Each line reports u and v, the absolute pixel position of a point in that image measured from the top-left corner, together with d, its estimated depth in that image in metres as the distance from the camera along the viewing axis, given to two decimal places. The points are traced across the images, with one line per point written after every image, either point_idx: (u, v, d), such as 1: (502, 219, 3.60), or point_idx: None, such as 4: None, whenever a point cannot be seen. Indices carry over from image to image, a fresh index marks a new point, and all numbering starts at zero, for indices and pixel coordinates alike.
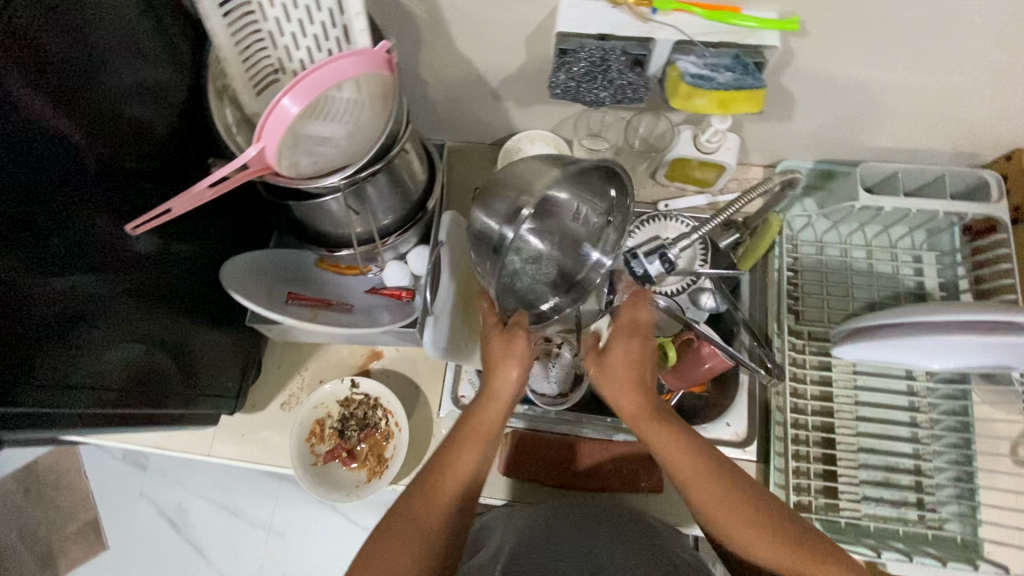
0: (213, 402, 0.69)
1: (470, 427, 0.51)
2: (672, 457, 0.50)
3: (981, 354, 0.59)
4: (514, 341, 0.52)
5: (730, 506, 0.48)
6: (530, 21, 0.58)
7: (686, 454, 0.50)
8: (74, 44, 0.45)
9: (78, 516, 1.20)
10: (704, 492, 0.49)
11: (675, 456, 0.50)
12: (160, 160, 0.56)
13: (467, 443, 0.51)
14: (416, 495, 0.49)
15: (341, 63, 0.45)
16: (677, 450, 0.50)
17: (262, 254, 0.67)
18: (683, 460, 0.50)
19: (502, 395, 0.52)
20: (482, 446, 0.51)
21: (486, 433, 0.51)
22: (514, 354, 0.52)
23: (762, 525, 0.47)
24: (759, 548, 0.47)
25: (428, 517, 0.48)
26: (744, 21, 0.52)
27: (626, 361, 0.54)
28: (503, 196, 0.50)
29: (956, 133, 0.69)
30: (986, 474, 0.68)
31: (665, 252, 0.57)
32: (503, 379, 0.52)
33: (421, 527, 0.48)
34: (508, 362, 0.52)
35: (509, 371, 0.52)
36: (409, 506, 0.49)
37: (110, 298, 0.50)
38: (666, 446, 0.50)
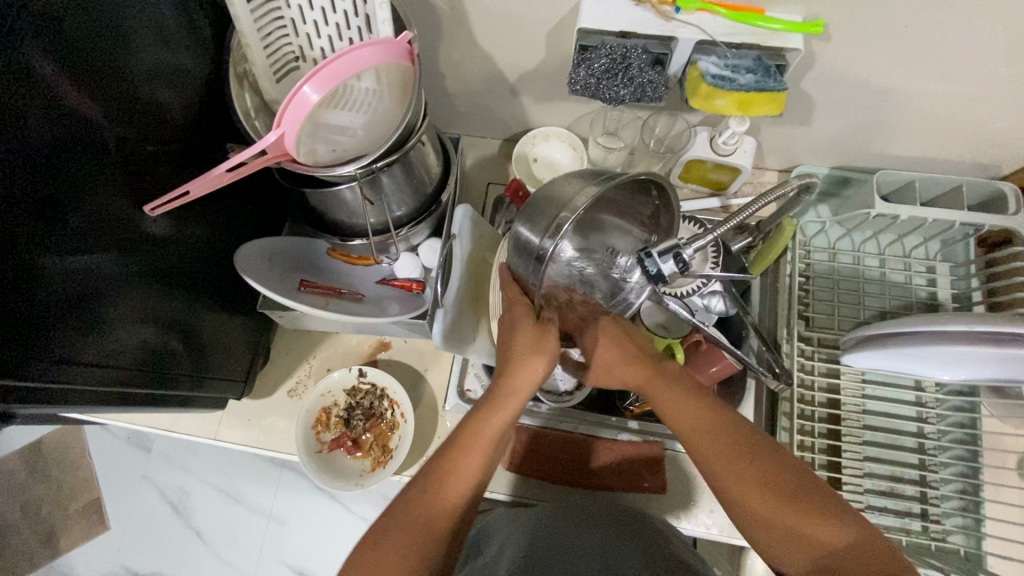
0: (221, 386, 0.69)
1: (477, 426, 0.51)
2: (678, 419, 0.49)
3: (994, 366, 0.59)
4: (546, 337, 0.53)
5: (739, 465, 0.45)
6: (551, 17, 0.58)
7: (693, 409, 0.49)
8: (97, 24, 0.45)
9: (81, 495, 1.21)
10: (713, 448, 0.47)
11: (681, 416, 0.49)
12: (179, 143, 0.56)
13: (470, 449, 0.50)
14: (417, 496, 0.48)
15: (363, 52, 0.45)
16: (683, 410, 0.49)
17: (276, 240, 0.67)
18: (692, 418, 0.49)
19: (520, 391, 0.53)
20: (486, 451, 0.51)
21: (492, 437, 0.51)
22: (540, 349, 0.53)
23: (771, 485, 0.44)
24: (768, 512, 0.43)
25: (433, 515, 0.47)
26: (769, 23, 0.52)
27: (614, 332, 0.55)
28: (544, 211, 0.49)
29: (975, 143, 0.68)
30: (992, 488, 0.68)
31: (681, 252, 0.49)
32: (521, 372, 0.52)
33: (422, 527, 0.46)
34: (533, 355, 0.52)
35: (532, 366, 0.52)
36: (412, 508, 0.47)
37: (123, 279, 0.51)
38: (671, 406, 0.50)
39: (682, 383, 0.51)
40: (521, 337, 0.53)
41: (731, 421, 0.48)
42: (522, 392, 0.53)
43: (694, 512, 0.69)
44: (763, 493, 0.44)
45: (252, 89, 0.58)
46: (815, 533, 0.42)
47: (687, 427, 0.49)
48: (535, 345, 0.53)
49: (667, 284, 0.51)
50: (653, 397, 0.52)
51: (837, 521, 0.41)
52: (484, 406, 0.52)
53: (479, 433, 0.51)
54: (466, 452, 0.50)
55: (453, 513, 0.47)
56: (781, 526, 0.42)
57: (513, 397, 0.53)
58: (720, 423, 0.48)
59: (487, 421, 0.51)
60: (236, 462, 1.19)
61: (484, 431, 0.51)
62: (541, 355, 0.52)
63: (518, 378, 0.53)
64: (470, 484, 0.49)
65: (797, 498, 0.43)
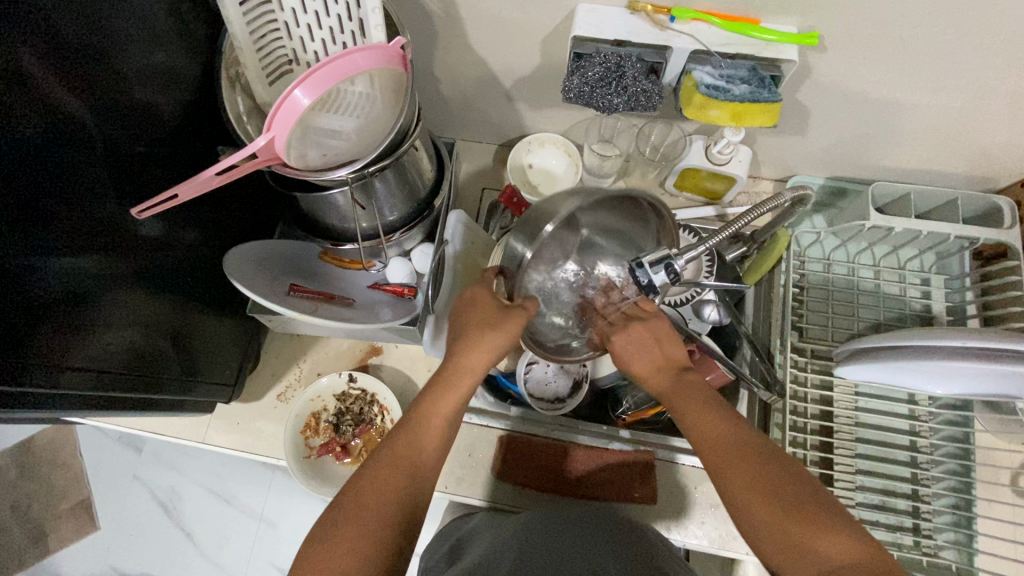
0: (209, 389, 0.69)
1: (432, 407, 0.51)
2: (697, 429, 0.48)
3: (988, 381, 0.58)
4: (504, 319, 0.51)
5: (750, 480, 0.44)
6: (546, 24, 0.58)
7: (710, 415, 0.49)
8: (87, 22, 0.44)
9: (71, 494, 1.20)
10: (723, 454, 0.46)
11: (700, 427, 0.48)
12: (169, 146, 0.56)
13: (424, 432, 0.50)
14: (372, 481, 0.47)
15: (354, 56, 0.44)
16: (706, 421, 0.48)
17: (264, 244, 0.66)
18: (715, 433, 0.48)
19: (475, 369, 0.52)
20: (440, 433, 0.51)
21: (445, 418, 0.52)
22: (498, 327, 0.51)
23: (776, 497, 0.43)
24: (780, 521, 0.42)
25: (387, 495, 0.47)
26: (764, 34, 0.52)
27: (642, 335, 0.53)
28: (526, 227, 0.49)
29: (971, 156, 0.68)
30: (985, 503, 0.68)
31: (672, 263, 0.48)
32: (478, 352, 0.52)
33: (380, 509, 0.46)
34: (488, 333, 0.51)
35: (492, 342, 0.51)
36: (369, 494, 0.46)
37: (110, 280, 0.50)
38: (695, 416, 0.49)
39: (700, 391, 0.51)
40: (471, 316, 0.52)
41: (743, 432, 0.47)
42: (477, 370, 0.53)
43: (683, 523, 0.69)
44: (770, 508, 0.43)
45: (245, 92, 0.58)
46: (818, 550, 0.41)
47: (706, 439, 0.48)
48: (493, 321, 0.52)
49: (657, 293, 0.51)
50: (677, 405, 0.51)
51: (840, 534, 0.41)
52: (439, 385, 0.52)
53: (436, 411, 0.51)
54: (422, 432, 0.50)
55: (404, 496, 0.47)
56: (787, 541, 0.42)
57: (469, 376, 0.53)
58: (739, 436, 0.47)
59: (441, 401, 0.52)
60: (228, 464, 1.18)
61: (439, 410, 0.51)
62: (501, 333, 0.51)
63: (478, 353, 0.52)
64: (425, 464, 0.49)
65: (798, 508, 0.43)
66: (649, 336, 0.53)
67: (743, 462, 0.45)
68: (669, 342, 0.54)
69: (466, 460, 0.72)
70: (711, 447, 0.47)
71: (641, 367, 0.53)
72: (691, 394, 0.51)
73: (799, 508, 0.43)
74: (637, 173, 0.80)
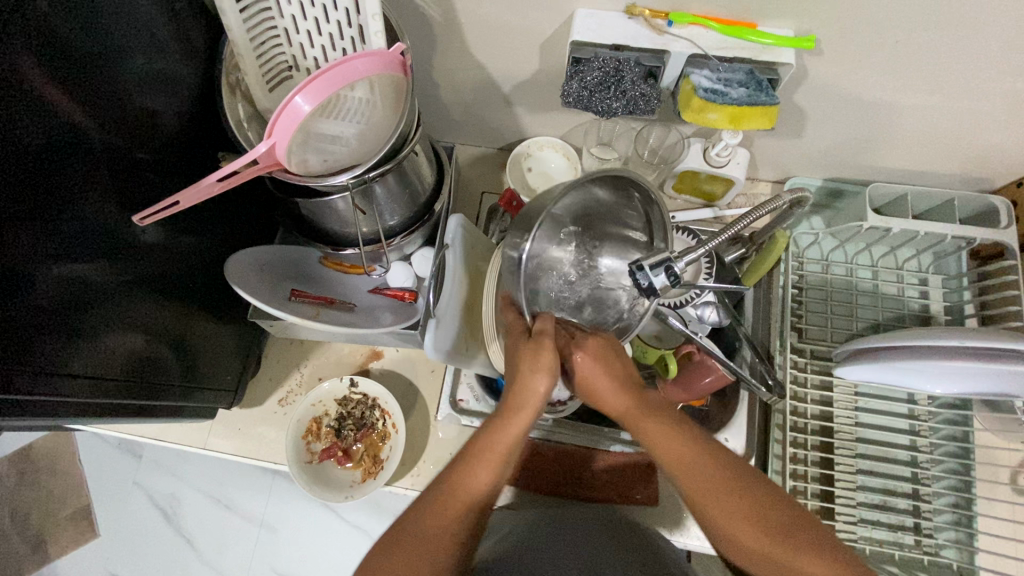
0: (211, 395, 0.69)
1: (489, 441, 0.49)
2: (669, 453, 0.48)
3: (986, 380, 0.59)
4: (541, 352, 0.48)
5: (729, 506, 0.44)
6: (545, 29, 0.58)
7: (673, 439, 0.48)
8: (87, 30, 0.45)
9: (70, 501, 1.20)
10: (693, 479, 0.46)
11: (670, 452, 0.48)
12: (170, 152, 0.56)
13: (482, 463, 0.48)
14: (422, 511, 0.47)
15: (354, 63, 0.44)
16: (676, 445, 0.47)
17: (266, 249, 0.66)
18: (690, 460, 0.47)
19: (526, 407, 0.49)
20: (498, 465, 0.49)
21: (505, 453, 0.49)
22: (540, 366, 0.48)
23: (755, 519, 0.44)
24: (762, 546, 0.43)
25: (436, 540, 0.45)
26: (761, 38, 0.52)
27: (601, 355, 0.50)
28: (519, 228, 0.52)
29: (967, 157, 0.68)
30: (985, 502, 0.68)
31: (672, 265, 0.49)
32: (529, 389, 0.48)
33: (431, 555, 0.45)
34: (534, 372, 0.48)
35: (540, 380, 0.48)
36: (423, 526, 0.46)
37: (111, 287, 0.50)
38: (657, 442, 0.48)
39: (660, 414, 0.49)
40: (523, 351, 0.49)
41: (713, 452, 0.47)
42: (536, 403, 0.49)
43: (685, 524, 0.69)
44: (753, 533, 0.43)
45: (245, 98, 0.58)
46: (806, 573, 0.41)
47: (678, 464, 0.47)
48: (540, 358, 0.48)
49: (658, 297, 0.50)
50: (642, 427, 0.49)
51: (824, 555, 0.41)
52: (499, 417, 0.49)
53: (489, 450, 0.48)
54: (473, 471, 0.48)
55: (456, 533, 0.46)
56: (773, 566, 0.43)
57: (523, 412, 0.49)
58: (713, 458, 0.47)
59: (491, 439, 0.49)
60: (227, 470, 1.18)
61: (493, 448, 0.48)
62: (543, 372, 0.48)
63: (526, 392, 0.49)
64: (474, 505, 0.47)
65: (780, 529, 0.43)
66: (599, 360, 0.50)
67: (718, 483, 0.45)
68: (623, 362, 0.51)
69: None
70: (685, 472, 0.47)
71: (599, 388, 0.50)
72: (656, 415, 0.49)
73: (785, 530, 0.43)
74: None
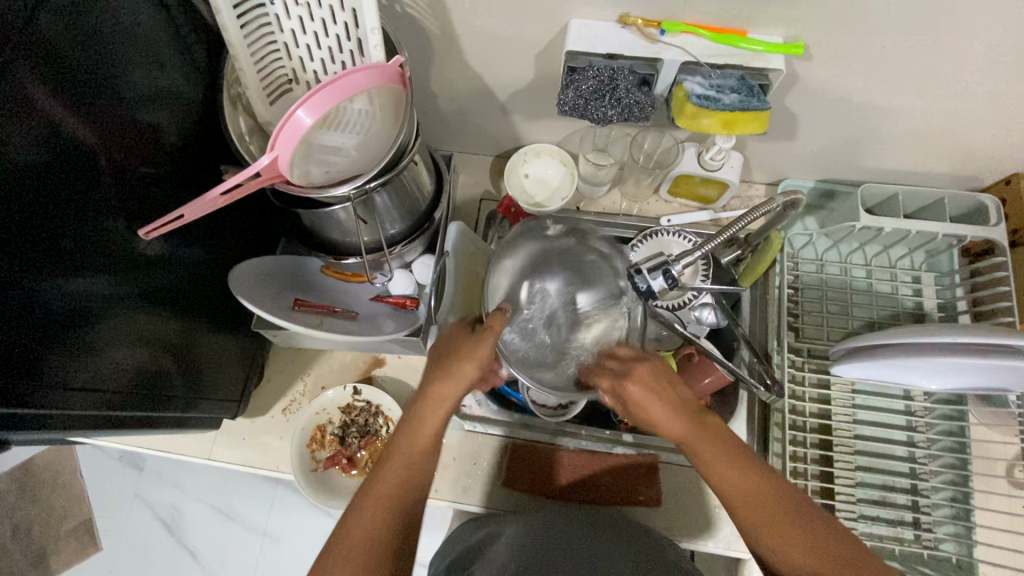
0: (215, 405, 0.69)
1: (414, 434, 0.51)
2: (732, 486, 0.49)
3: (979, 375, 0.60)
4: (478, 343, 0.53)
5: (791, 534, 0.47)
6: (540, 39, 0.59)
7: (735, 471, 0.49)
8: (91, 49, 0.46)
9: (72, 516, 1.19)
10: (756, 511, 0.48)
11: (733, 487, 0.49)
12: (173, 166, 0.57)
13: (406, 462, 0.50)
14: (360, 512, 0.48)
15: (355, 77, 0.45)
16: (740, 477, 0.49)
17: (267, 260, 0.67)
18: (756, 494, 0.48)
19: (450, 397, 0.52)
20: (423, 463, 0.51)
21: (428, 446, 0.51)
22: (473, 355, 0.53)
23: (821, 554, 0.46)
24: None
25: (373, 534, 0.47)
26: (751, 45, 0.54)
27: (656, 384, 0.53)
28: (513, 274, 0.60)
29: (956, 156, 0.70)
30: (983, 495, 0.69)
31: (670, 269, 0.49)
32: (452, 380, 0.52)
33: (369, 552, 0.46)
34: (464, 361, 0.53)
35: (466, 369, 0.53)
36: (359, 524, 0.47)
37: (114, 300, 0.51)
38: (719, 475, 0.50)
39: (720, 443, 0.51)
40: (455, 346, 0.54)
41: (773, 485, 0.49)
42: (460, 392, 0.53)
43: (688, 524, 0.70)
44: (808, 559, 0.46)
45: (246, 111, 0.59)
46: None
47: (740, 499, 0.49)
48: (466, 351, 0.53)
49: (657, 299, 0.52)
50: (701, 456, 0.51)
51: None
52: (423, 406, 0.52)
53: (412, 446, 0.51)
54: (395, 471, 0.50)
55: (387, 528, 0.47)
56: None
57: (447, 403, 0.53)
58: (774, 492, 0.48)
59: (417, 436, 0.51)
60: (229, 480, 1.18)
61: (418, 443, 0.51)
62: (471, 361, 0.53)
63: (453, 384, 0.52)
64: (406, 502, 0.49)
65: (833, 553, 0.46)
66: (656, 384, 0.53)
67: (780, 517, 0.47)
68: (677, 388, 0.54)
69: (471, 468, 0.73)
70: (746, 504, 0.48)
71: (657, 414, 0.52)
72: (718, 444, 0.51)
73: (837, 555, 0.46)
74: (631, 181, 0.82)
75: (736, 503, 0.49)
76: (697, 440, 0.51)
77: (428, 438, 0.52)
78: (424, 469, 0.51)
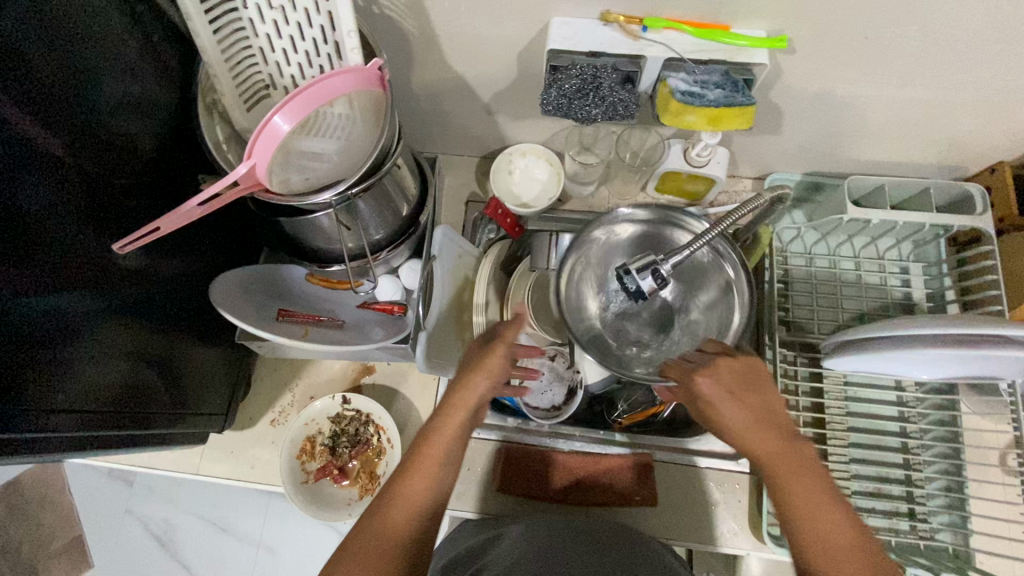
0: (201, 420, 0.68)
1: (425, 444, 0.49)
2: (813, 529, 0.43)
3: (972, 366, 0.60)
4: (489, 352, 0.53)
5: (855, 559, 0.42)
6: (523, 37, 0.58)
7: (822, 513, 0.43)
8: (56, 56, 0.44)
9: (62, 533, 1.17)
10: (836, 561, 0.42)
11: (817, 527, 0.43)
12: (148, 177, 0.55)
13: (417, 472, 0.47)
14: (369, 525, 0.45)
15: (334, 80, 0.44)
16: (822, 515, 0.43)
17: (251, 270, 0.66)
18: (832, 533, 0.43)
19: (463, 406, 0.50)
20: (436, 474, 0.47)
21: (441, 456, 0.48)
22: (483, 363, 0.52)
23: None
24: None
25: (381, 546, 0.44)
26: (735, 38, 0.53)
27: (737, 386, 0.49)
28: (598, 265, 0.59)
29: (940, 146, 0.70)
30: (976, 484, 0.69)
31: (660, 268, 0.50)
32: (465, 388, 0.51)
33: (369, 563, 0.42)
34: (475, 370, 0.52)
35: (478, 379, 0.52)
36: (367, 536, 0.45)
37: (93, 316, 0.49)
38: (804, 512, 0.44)
39: (812, 478, 0.45)
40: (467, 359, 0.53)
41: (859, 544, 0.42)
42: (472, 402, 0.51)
43: (685, 521, 0.70)
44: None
45: (222, 119, 0.57)
46: None
47: (823, 544, 0.43)
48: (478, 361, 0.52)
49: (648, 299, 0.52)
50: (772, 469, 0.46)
51: None
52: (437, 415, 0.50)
53: (424, 454, 0.48)
54: (409, 479, 0.47)
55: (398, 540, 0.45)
56: None
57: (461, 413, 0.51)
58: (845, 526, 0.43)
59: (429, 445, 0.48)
60: (221, 490, 1.16)
61: (430, 451, 0.48)
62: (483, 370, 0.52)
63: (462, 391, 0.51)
64: (420, 508, 0.46)
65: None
66: (738, 390, 0.48)
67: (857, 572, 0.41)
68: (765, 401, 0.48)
69: (464, 474, 0.72)
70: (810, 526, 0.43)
71: (739, 425, 0.47)
72: (806, 472, 0.45)
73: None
74: (618, 179, 0.81)
75: (809, 540, 0.43)
76: (787, 461, 0.45)
77: (444, 445, 0.49)
78: (439, 479, 0.48)
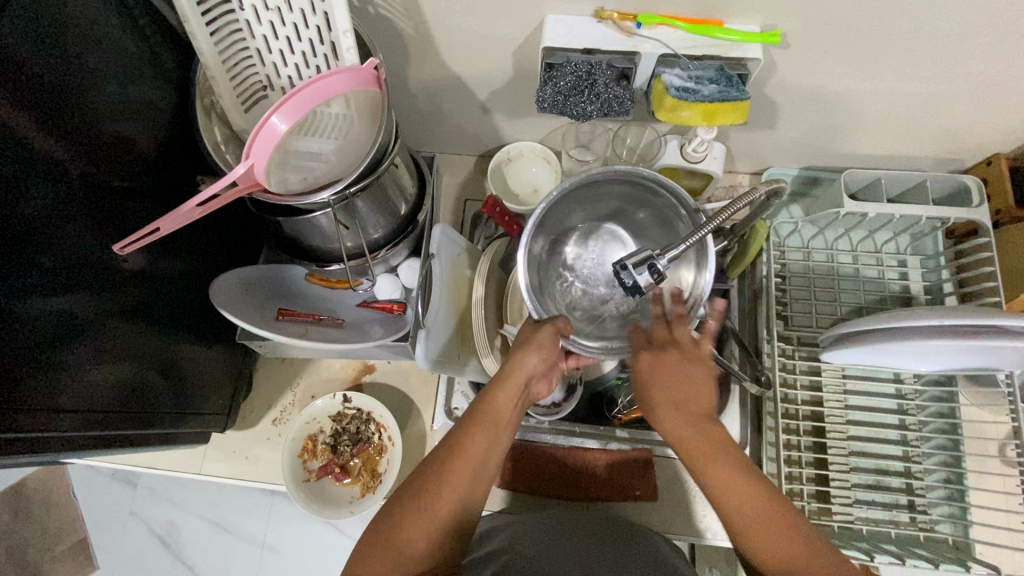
0: (203, 420, 0.68)
1: (485, 407, 0.50)
2: (733, 509, 0.43)
3: (969, 357, 0.60)
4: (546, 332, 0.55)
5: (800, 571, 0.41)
6: (517, 35, 0.58)
7: (742, 492, 0.43)
8: (55, 59, 0.44)
9: (67, 536, 1.18)
10: (755, 535, 0.42)
11: (736, 504, 0.43)
12: (148, 179, 0.56)
13: (478, 427, 0.49)
14: (425, 476, 0.47)
15: (330, 80, 0.45)
16: (742, 496, 0.43)
17: (252, 270, 0.66)
18: (749, 509, 0.43)
19: (522, 376, 0.52)
20: (498, 431, 0.50)
21: (502, 417, 0.50)
22: (541, 342, 0.54)
23: None
24: None
25: (438, 500, 0.46)
26: (727, 34, 0.53)
27: (673, 373, 0.50)
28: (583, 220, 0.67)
29: (936, 139, 0.70)
30: (975, 475, 0.70)
31: (655, 263, 0.50)
32: (530, 358, 0.53)
33: (427, 512, 0.45)
34: (536, 347, 0.54)
35: (536, 356, 0.53)
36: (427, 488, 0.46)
37: (97, 317, 0.50)
38: (724, 492, 0.44)
39: (731, 458, 0.45)
40: (524, 337, 0.56)
41: (785, 519, 0.42)
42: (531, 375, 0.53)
43: (686, 516, 0.70)
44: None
45: (220, 120, 0.58)
46: None
47: (743, 523, 0.43)
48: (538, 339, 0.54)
49: (644, 294, 0.52)
50: (699, 467, 0.45)
51: None
52: (499, 378, 0.52)
53: (485, 413, 0.50)
54: (470, 436, 0.48)
55: (456, 495, 0.46)
56: None
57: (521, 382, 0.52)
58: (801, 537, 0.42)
59: (489, 407, 0.50)
60: (224, 492, 1.16)
61: (494, 411, 0.50)
62: (542, 348, 0.54)
63: (520, 371, 0.52)
64: (482, 467, 0.48)
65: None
66: (671, 372, 0.50)
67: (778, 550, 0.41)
68: (695, 387, 0.49)
69: None
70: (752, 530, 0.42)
71: (663, 406, 0.48)
72: (722, 457, 0.45)
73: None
74: None
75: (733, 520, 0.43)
76: (707, 448, 0.45)
77: (506, 408, 0.51)
78: (498, 439, 0.49)
